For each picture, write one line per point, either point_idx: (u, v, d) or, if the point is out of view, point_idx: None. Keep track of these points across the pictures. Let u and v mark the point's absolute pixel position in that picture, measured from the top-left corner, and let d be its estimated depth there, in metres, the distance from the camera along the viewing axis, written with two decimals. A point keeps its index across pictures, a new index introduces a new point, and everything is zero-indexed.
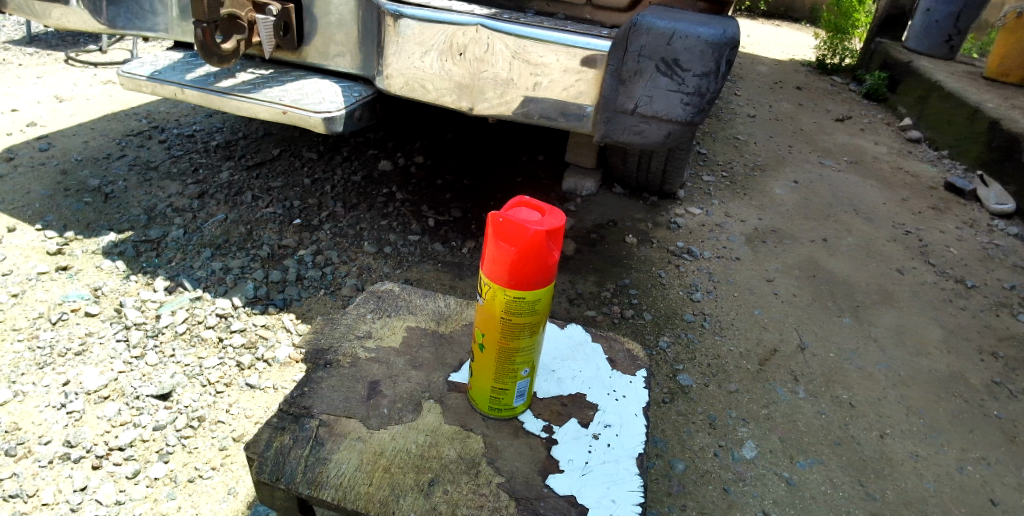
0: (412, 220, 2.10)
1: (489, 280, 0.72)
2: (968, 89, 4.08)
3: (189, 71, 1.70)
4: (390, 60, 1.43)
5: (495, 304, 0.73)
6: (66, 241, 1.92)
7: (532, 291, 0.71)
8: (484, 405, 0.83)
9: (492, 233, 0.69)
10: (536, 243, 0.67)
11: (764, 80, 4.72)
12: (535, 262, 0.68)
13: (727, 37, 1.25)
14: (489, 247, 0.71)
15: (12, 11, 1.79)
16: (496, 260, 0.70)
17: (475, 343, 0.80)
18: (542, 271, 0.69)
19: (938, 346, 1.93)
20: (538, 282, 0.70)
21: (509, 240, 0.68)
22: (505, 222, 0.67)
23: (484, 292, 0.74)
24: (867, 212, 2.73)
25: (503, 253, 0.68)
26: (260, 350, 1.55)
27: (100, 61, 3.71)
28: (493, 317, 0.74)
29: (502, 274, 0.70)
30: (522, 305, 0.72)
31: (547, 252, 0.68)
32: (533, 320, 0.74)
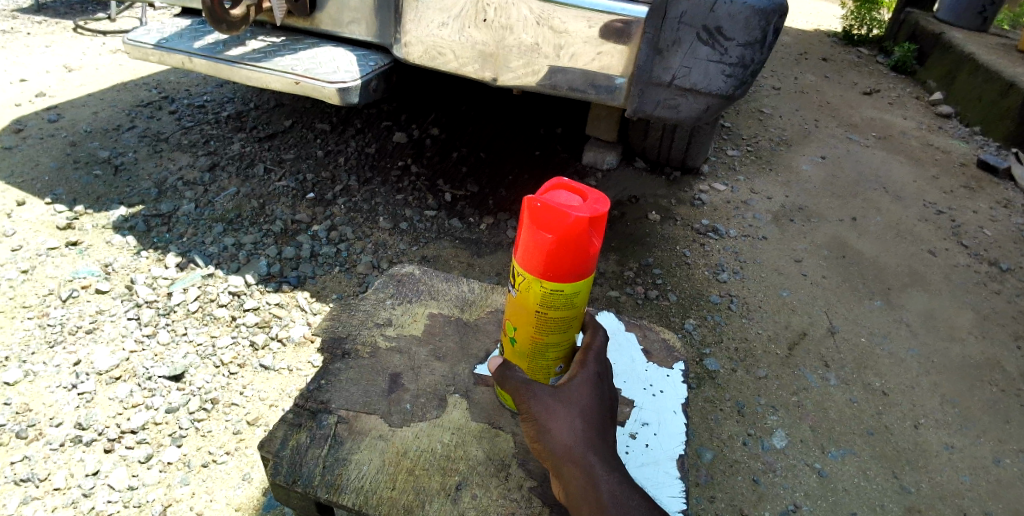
0: (428, 195, 2.04)
1: (523, 271, 0.67)
2: (1003, 62, 3.91)
3: (197, 39, 1.63)
4: (408, 27, 1.35)
5: (528, 296, 0.68)
6: (76, 215, 1.88)
7: (570, 283, 0.66)
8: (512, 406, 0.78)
9: (528, 219, 0.63)
10: (577, 232, 0.61)
11: (789, 51, 4.55)
12: (574, 252, 0.63)
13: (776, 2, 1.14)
14: (523, 236, 0.66)
15: None
16: (529, 248, 0.65)
17: (506, 335, 0.75)
18: (581, 262, 0.64)
19: (972, 332, 1.85)
20: (577, 274, 0.65)
21: (546, 227, 0.62)
22: (542, 207, 0.62)
23: (516, 284, 0.69)
24: (897, 190, 2.63)
25: (539, 240, 0.63)
26: (274, 329, 1.51)
27: (109, 30, 3.63)
28: (526, 309, 0.69)
29: (537, 265, 0.65)
30: (558, 298, 0.67)
31: (588, 241, 0.62)
32: (569, 314, 0.69)
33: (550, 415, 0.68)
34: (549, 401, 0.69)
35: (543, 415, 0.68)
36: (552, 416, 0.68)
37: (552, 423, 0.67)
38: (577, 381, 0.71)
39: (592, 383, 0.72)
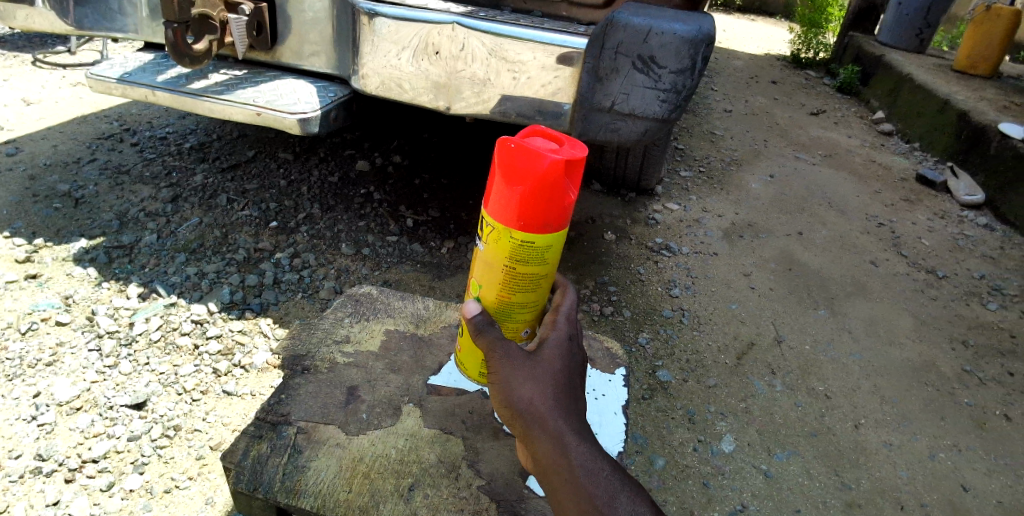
0: (391, 220, 2.09)
1: (500, 221, 0.76)
2: (938, 82, 4.16)
3: (160, 73, 1.67)
4: (365, 60, 1.42)
5: (502, 247, 0.77)
6: (35, 248, 1.87)
7: (542, 233, 0.75)
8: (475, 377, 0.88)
9: (505, 165, 0.73)
10: (552, 180, 0.71)
11: (740, 75, 4.77)
12: (550, 202, 0.72)
13: (703, 33, 1.26)
14: (501, 186, 0.74)
15: None
16: (505, 196, 0.74)
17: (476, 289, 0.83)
18: (554, 211, 0.73)
19: (910, 336, 1.97)
20: (548, 222, 0.74)
21: (526, 175, 0.71)
22: (521, 155, 0.71)
23: (491, 236, 0.77)
24: (841, 205, 2.79)
25: (515, 186, 0.72)
26: (237, 356, 1.53)
27: (68, 63, 3.63)
28: (501, 261, 0.78)
29: (512, 212, 0.74)
30: (530, 248, 0.77)
31: (560, 189, 0.72)
32: (539, 265, 0.79)
33: (522, 380, 0.73)
34: (521, 369, 0.74)
35: (516, 380, 0.73)
36: (524, 382, 0.73)
37: (524, 388, 0.73)
38: (547, 348, 0.77)
39: (562, 351, 0.77)
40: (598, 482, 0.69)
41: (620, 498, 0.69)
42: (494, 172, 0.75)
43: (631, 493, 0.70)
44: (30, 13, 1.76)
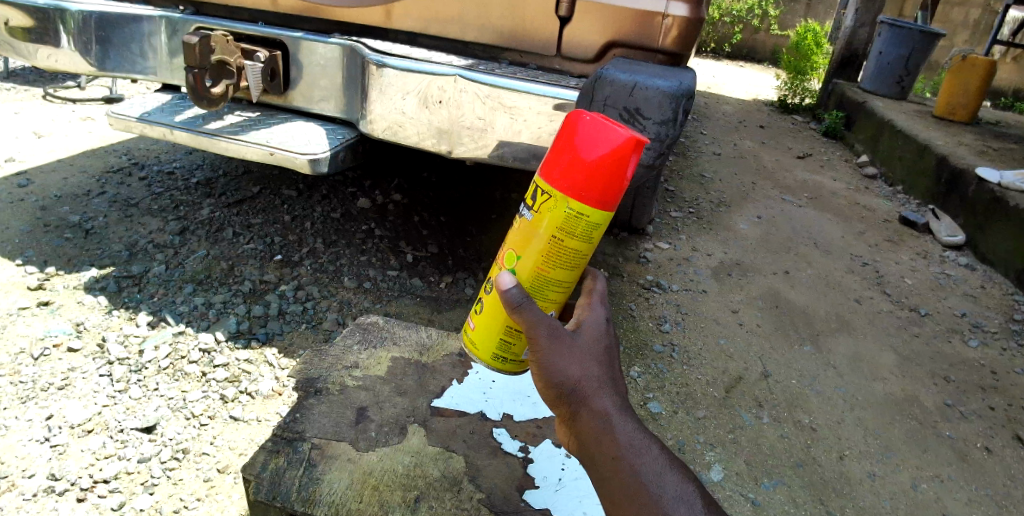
0: (391, 256, 2.17)
1: (557, 190, 0.77)
2: (919, 127, 4.33)
3: (178, 113, 1.77)
4: (374, 107, 1.52)
5: (553, 215, 0.78)
6: (47, 276, 1.94)
7: (596, 208, 0.76)
8: (487, 356, 0.86)
9: (576, 133, 0.75)
10: (620, 154, 0.72)
11: (729, 119, 4.96)
12: (612, 176, 0.74)
13: (684, 89, 1.36)
14: (566, 154, 0.76)
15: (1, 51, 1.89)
16: (568, 161, 0.75)
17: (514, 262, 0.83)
18: (614, 187, 0.75)
19: (893, 371, 2.04)
20: (606, 198, 0.75)
21: (596, 145, 0.73)
22: (595, 125, 0.73)
23: (544, 205, 0.78)
24: (826, 245, 2.89)
25: (581, 153, 0.74)
26: (243, 383, 1.58)
27: (79, 98, 3.76)
28: (548, 234, 0.79)
29: (572, 178, 0.75)
30: (579, 222, 0.77)
31: (625, 165, 0.73)
32: (582, 244, 0.80)
33: (569, 362, 0.72)
34: (568, 349, 0.73)
35: (563, 361, 0.72)
36: (571, 363, 0.72)
37: (572, 370, 0.72)
38: (589, 328, 0.76)
39: (601, 329, 0.77)
40: (645, 460, 0.71)
41: (665, 472, 0.72)
42: (562, 138, 0.77)
43: (675, 466, 0.73)
44: (53, 54, 1.83)
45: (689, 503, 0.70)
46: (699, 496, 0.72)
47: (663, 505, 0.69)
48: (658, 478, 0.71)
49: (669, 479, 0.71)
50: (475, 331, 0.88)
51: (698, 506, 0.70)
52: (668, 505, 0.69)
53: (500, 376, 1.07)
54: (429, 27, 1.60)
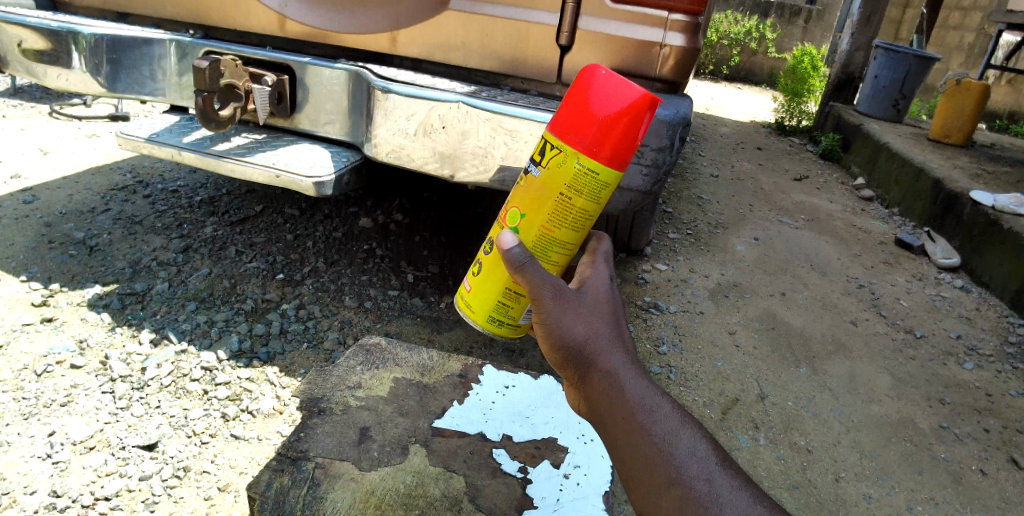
0: (392, 275, 2.19)
1: (570, 145, 0.83)
2: (914, 150, 4.38)
3: (186, 134, 1.81)
4: (378, 132, 1.56)
5: (564, 172, 0.84)
6: (51, 293, 1.96)
7: (607, 166, 0.83)
8: (483, 317, 0.95)
9: (591, 91, 0.81)
10: (634, 111, 0.80)
11: (726, 141, 5.02)
12: (625, 132, 0.81)
13: (680, 117, 1.41)
14: (581, 109, 0.82)
15: (16, 71, 1.95)
16: (582, 119, 0.82)
17: (520, 220, 0.88)
18: (626, 146, 0.82)
19: (889, 393, 2.05)
20: (617, 156, 0.82)
21: (613, 101, 0.80)
22: (612, 83, 0.80)
23: (557, 161, 0.84)
24: (822, 267, 2.92)
25: (598, 110, 0.80)
26: (244, 401, 1.60)
27: (84, 115, 3.81)
28: (558, 191, 0.85)
29: (586, 135, 0.81)
30: (589, 180, 0.84)
31: (638, 122, 0.81)
32: (590, 203, 0.86)
33: (574, 320, 0.75)
34: (573, 308, 0.75)
35: (568, 320, 0.75)
36: (576, 322, 0.75)
37: (577, 327, 0.74)
38: (594, 294, 0.79)
39: (606, 297, 0.80)
40: (655, 414, 0.70)
41: (678, 428, 0.70)
42: (576, 95, 0.83)
43: (689, 423, 0.71)
44: (61, 74, 1.88)
45: (704, 459, 0.67)
46: (717, 454, 0.69)
47: (676, 460, 0.67)
48: (670, 433, 0.69)
49: (681, 435, 0.69)
50: (471, 293, 0.96)
51: (715, 464, 0.68)
52: (683, 461, 0.67)
53: (500, 397, 1.10)
54: (432, 53, 1.64)
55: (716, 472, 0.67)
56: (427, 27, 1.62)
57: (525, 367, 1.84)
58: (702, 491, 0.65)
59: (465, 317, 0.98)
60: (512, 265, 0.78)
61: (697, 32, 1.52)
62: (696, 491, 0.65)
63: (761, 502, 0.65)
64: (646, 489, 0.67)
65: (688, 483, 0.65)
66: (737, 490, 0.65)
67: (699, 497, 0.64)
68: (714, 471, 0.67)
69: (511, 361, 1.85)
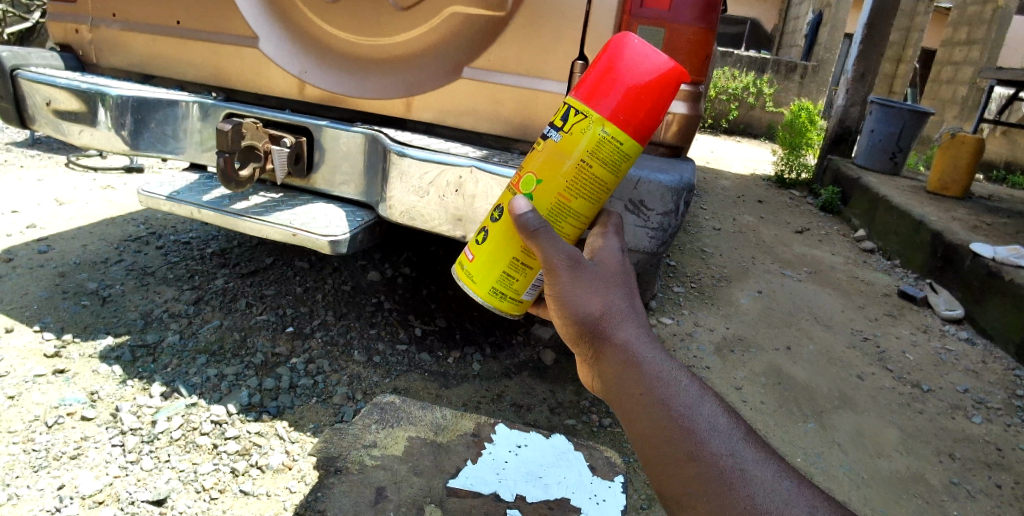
0: (400, 329, 2.22)
1: (597, 110, 0.93)
2: (913, 202, 4.46)
3: (205, 193, 1.88)
4: (393, 194, 1.63)
5: (586, 138, 0.94)
6: (64, 344, 1.99)
7: (628, 136, 0.94)
8: (485, 289, 1.02)
9: (619, 62, 0.93)
10: (660, 84, 0.92)
11: (726, 194, 5.13)
12: (649, 104, 0.93)
13: (684, 182, 1.47)
14: (610, 78, 0.93)
15: (42, 127, 2.03)
16: (610, 87, 0.93)
17: (538, 184, 0.97)
18: (647, 117, 0.93)
19: (897, 448, 2.04)
20: (637, 127, 0.94)
21: (642, 72, 0.92)
22: (642, 56, 0.93)
23: (582, 126, 0.94)
24: (826, 321, 2.94)
25: (626, 81, 0.92)
26: (254, 456, 1.60)
27: (99, 166, 3.92)
28: (580, 156, 0.95)
29: (612, 102, 0.92)
30: (609, 149, 0.94)
31: (662, 96, 0.93)
32: (607, 173, 0.96)
33: (589, 296, 0.80)
34: (587, 284, 0.81)
35: (583, 296, 0.80)
36: (590, 297, 0.80)
37: (592, 303, 0.80)
38: (608, 272, 0.84)
39: (620, 274, 0.85)
40: (673, 386, 0.73)
41: (696, 401, 0.73)
42: (603, 65, 0.94)
43: (709, 395, 0.74)
44: (82, 129, 1.95)
45: (725, 432, 0.70)
46: (739, 424, 0.72)
47: (698, 433, 0.70)
48: (690, 406, 0.72)
49: (702, 406, 0.72)
50: (473, 262, 1.04)
51: (737, 436, 0.70)
52: (702, 434, 0.70)
53: (513, 456, 1.24)
54: (445, 118, 1.73)
55: (740, 445, 0.69)
56: (439, 94, 1.70)
57: (532, 422, 1.85)
58: (726, 466, 0.67)
59: (465, 286, 1.05)
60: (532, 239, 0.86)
61: (699, 100, 1.60)
62: (719, 466, 0.68)
63: (786, 475, 0.68)
64: (666, 462, 0.70)
65: (710, 457, 0.68)
66: (760, 462, 0.68)
67: (723, 471, 0.67)
68: (737, 445, 0.69)
69: (519, 417, 1.86)
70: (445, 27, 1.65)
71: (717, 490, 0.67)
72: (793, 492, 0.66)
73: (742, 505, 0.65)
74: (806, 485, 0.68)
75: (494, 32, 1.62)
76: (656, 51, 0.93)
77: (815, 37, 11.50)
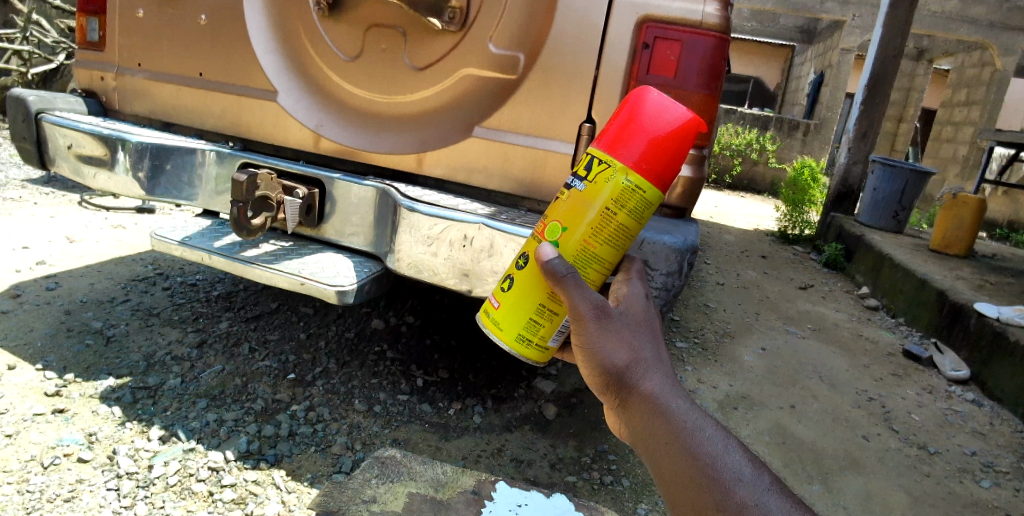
0: (402, 379, 2.21)
1: (620, 159, 0.94)
2: (916, 261, 4.48)
3: (217, 239, 1.92)
4: (402, 247, 1.67)
5: (610, 186, 0.94)
6: (65, 383, 1.99)
7: (651, 184, 0.94)
8: (512, 336, 1.01)
9: (641, 113, 0.94)
10: (681, 133, 0.94)
11: (730, 248, 5.17)
12: (672, 152, 0.94)
13: (688, 244, 1.50)
14: (632, 128, 0.94)
15: (61, 169, 2.10)
16: (632, 136, 0.94)
17: (563, 232, 0.96)
18: (669, 166, 0.94)
19: (905, 513, 1.99)
20: (660, 174, 0.94)
21: (663, 122, 0.93)
22: (662, 106, 0.94)
23: (607, 175, 0.94)
24: (832, 379, 2.91)
25: (648, 131, 0.93)
26: (249, 505, 1.58)
27: (112, 206, 4.00)
28: (605, 203, 0.95)
29: (636, 151, 0.93)
30: (633, 196, 0.95)
31: (684, 145, 0.94)
32: (630, 219, 0.96)
33: (615, 345, 0.80)
34: (613, 333, 0.81)
35: (609, 344, 0.80)
36: (617, 346, 0.80)
37: (617, 352, 0.79)
38: (633, 321, 0.84)
39: (645, 323, 0.85)
40: (699, 435, 0.72)
41: (724, 450, 0.71)
42: (624, 116, 0.96)
43: (735, 444, 0.72)
44: (99, 173, 2.01)
45: (754, 483, 0.68)
46: (767, 473, 0.69)
47: (724, 483, 0.68)
48: (715, 454, 0.70)
49: (727, 455, 0.70)
50: (499, 310, 1.03)
51: (765, 486, 0.68)
52: (730, 484, 0.68)
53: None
54: (455, 174, 1.78)
55: (768, 496, 0.67)
56: (450, 151, 1.76)
57: (533, 479, 1.82)
58: None
59: (491, 334, 1.04)
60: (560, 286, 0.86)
61: (703, 163, 1.66)
62: None
63: None
64: (695, 514, 0.68)
65: (738, 507, 0.66)
66: (790, 513, 0.65)
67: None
68: (767, 494, 0.67)
69: (520, 473, 1.84)
70: (459, 87, 1.72)
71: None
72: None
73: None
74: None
75: (506, 93, 1.69)
76: (675, 102, 0.95)
77: (816, 97, 11.80)
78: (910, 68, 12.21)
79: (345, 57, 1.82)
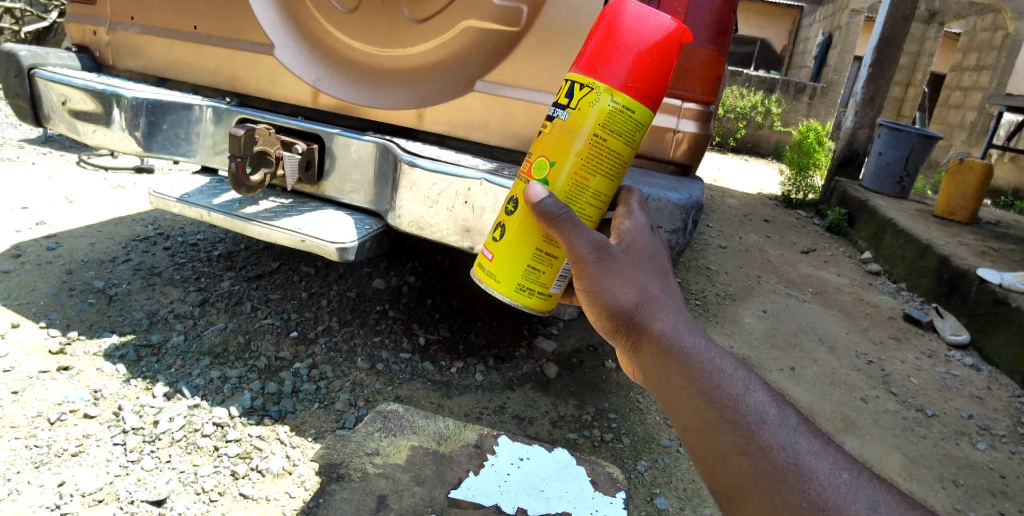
0: (404, 338, 2.22)
1: (605, 79, 0.90)
2: (919, 227, 4.45)
3: (216, 197, 1.89)
4: (403, 205, 1.64)
5: (597, 111, 0.90)
6: (69, 341, 2.00)
7: (640, 103, 0.91)
8: (511, 287, 0.99)
9: (621, 26, 0.90)
10: (667, 43, 0.90)
11: (734, 213, 5.13)
12: (660, 66, 0.90)
13: (693, 201, 1.48)
14: (611, 43, 0.90)
15: (56, 126, 2.06)
16: (614, 53, 0.89)
17: (550, 166, 0.93)
18: (657, 81, 0.91)
19: (900, 474, 2.02)
20: (650, 91, 0.91)
21: (647, 33, 0.89)
22: (641, 14, 0.90)
23: (591, 98, 0.91)
24: (831, 342, 2.93)
25: (632, 45, 0.89)
26: (255, 460, 1.60)
27: (110, 165, 3.95)
28: (593, 131, 0.91)
29: (621, 70, 0.89)
30: (622, 119, 0.91)
31: (670, 56, 0.91)
32: (621, 144, 0.93)
33: (620, 286, 0.79)
34: (617, 273, 0.79)
35: (616, 285, 0.79)
36: (620, 286, 0.79)
37: (624, 293, 0.78)
38: (639, 257, 0.82)
39: (651, 259, 0.84)
40: (717, 377, 0.72)
41: (744, 391, 0.71)
42: (604, 32, 0.91)
43: (756, 383, 0.72)
44: (96, 129, 1.97)
45: (777, 423, 0.69)
46: (792, 412, 0.70)
47: (747, 425, 0.69)
48: (735, 395, 0.70)
49: (749, 396, 0.71)
50: (493, 262, 1.01)
51: (790, 425, 0.69)
52: (753, 427, 0.68)
53: (515, 468, 1.32)
54: (455, 130, 1.74)
55: (793, 436, 0.68)
56: (451, 106, 1.72)
57: (535, 435, 1.84)
58: (780, 459, 0.66)
59: (489, 288, 1.02)
60: (553, 224, 0.84)
61: (709, 119, 1.62)
62: (772, 459, 0.66)
63: (845, 468, 0.66)
64: (719, 457, 0.69)
65: (762, 450, 0.67)
66: (817, 454, 0.67)
67: (776, 464, 0.66)
68: (794, 434, 0.68)
69: (521, 429, 1.86)
70: (459, 40, 1.67)
71: (767, 485, 0.65)
72: (853, 486, 0.64)
73: (797, 501, 0.64)
74: (868, 477, 0.66)
75: (509, 46, 1.64)
76: (656, 11, 0.90)
77: (824, 60, 11.57)
78: (921, 32, 11.94)
79: (342, 9, 1.77)
